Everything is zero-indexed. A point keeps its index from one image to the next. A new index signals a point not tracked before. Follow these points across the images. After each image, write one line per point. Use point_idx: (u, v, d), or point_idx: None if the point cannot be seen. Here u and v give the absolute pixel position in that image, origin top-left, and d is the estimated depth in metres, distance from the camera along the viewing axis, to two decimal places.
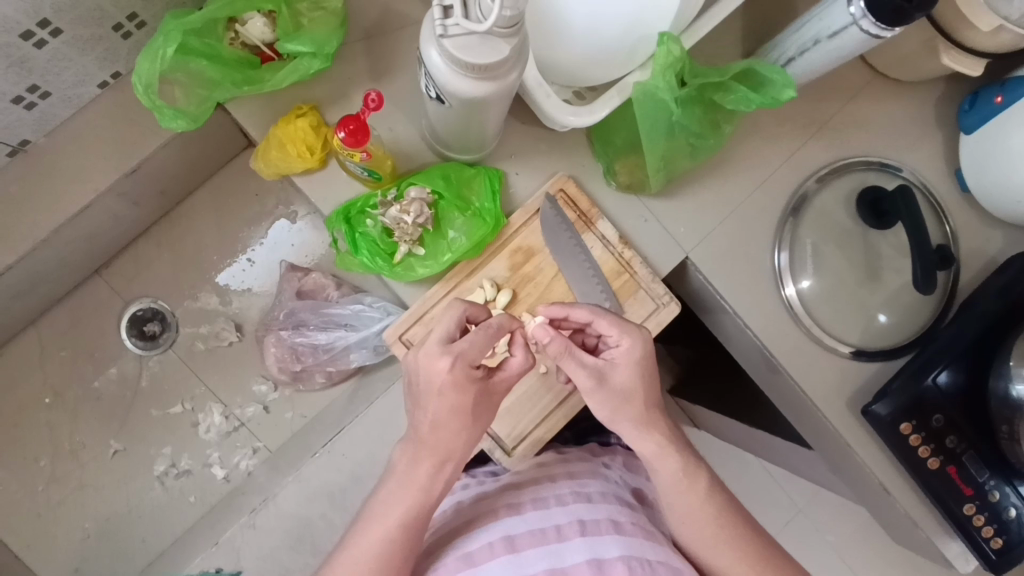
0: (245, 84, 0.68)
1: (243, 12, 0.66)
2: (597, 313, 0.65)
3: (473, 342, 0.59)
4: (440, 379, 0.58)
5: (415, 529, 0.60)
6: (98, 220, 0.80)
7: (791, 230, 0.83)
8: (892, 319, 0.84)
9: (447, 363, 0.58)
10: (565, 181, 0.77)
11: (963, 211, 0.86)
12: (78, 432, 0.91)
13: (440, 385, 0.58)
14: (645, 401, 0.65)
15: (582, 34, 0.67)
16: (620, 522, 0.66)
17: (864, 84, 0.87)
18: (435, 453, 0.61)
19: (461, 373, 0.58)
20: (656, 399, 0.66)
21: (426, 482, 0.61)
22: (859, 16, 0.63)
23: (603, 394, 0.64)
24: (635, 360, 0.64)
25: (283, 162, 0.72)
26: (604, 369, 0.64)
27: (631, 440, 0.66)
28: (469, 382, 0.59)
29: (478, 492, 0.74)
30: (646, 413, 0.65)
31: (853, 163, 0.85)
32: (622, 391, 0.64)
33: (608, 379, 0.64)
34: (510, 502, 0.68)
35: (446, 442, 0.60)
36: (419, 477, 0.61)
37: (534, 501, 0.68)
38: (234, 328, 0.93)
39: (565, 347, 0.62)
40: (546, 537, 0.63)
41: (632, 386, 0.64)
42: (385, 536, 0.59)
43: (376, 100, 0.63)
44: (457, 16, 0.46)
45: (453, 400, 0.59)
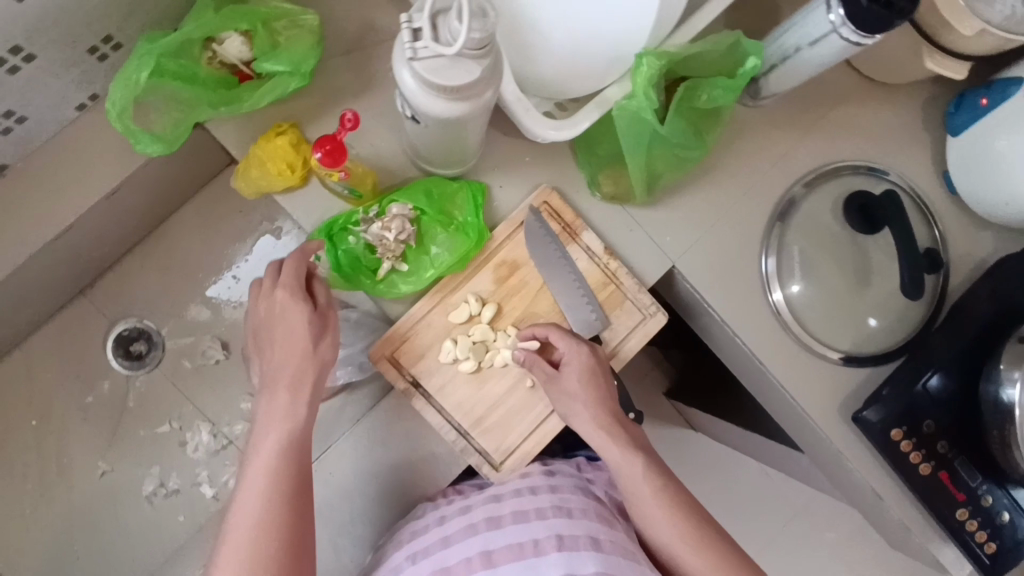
0: (223, 104, 0.67)
1: (220, 31, 0.65)
2: (548, 331, 0.72)
3: (287, 272, 0.67)
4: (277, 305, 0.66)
5: (294, 460, 0.62)
6: (80, 240, 0.79)
7: (778, 236, 0.83)
8: (882, 323, 0.83)
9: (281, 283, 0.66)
10: (548, 193, 0.77)
11: (952, 213, 0.86)
12: (66, 453, 0.90)
13: (278, 311, 0.65)
14: (600, 403, 0.71)
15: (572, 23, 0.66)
16: (600, 539, 0.68)
17: (850, 88, 0.86)
18: (288, 381, 0.64)
19: (294, 293, 0.66)
20: (612, 403, 0.72)
21: (292, 410, 0.63)
22: (838, 23, 0.63)
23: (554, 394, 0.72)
24: (582, 365, 0.71)
25: (262, 179, 0.71)
26: (558, 376, 0.72)
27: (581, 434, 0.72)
28: (298, 302, 0.66)
29: (461, 505, 0.73)
30: (599, 415, 0.70)
31: (840, 167, 0.84)
32: (574, 393, 0.71)
33: (559, 382, 0.72)
34: (490, 514, 0.71)
35: (294, 365, 0.65)
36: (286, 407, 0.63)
37: (513, 515, 0.71)
38: (220, 346, 0.92)
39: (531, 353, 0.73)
40: (523, 552, 0.68)
41: (581, 389, 0.71)
42: (272, 477, 0.61)
43: (351, 120, 0.63)
44: (426, 39, 0.45)
45: (296, 328, 0.65)
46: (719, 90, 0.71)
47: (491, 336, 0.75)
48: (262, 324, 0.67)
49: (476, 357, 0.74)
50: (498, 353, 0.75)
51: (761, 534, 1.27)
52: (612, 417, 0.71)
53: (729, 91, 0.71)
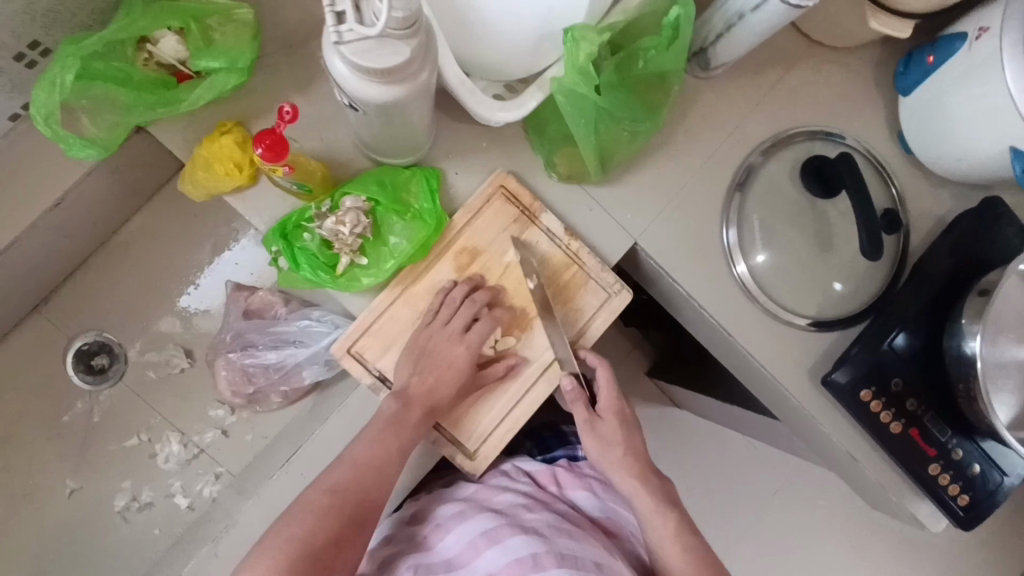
0: (160, 105, 0.65)
1: (153, 30, 0.63)
2: (597, 364, 0.76)
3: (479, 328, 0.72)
4: (453, 353, 0.72)
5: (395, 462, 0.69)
6: (27, 253, 0.77)
7: (738, 206, 0.83)
8: (847, 286, 0.84)
9: (470, 340, 0.72)
10: (504, 176, 0.76)
11: (909, 173, 0.87)
12: (33, 474, 0.87)
13: (446, 353, 0.72)
14: (635, 454, 0.75)
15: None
16: (601, 562, 0.70)
17: (800, 53, 0.86)
18: (423, 405, 0.71)
19: (471, 354, 0.72)
20: (644, 454, 0.76)
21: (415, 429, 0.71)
22: None
23: (592, 435, 0.75)
24: (617, 415, 0.76)
25: (210, 181, 0.69)
26: (596, 421, 0.75)
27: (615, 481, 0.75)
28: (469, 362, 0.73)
29: (462, 516, 0.76)
30: (629, 460, 0.75)
31: (795, 134, 0.84)
32: (609, 439, 0.75)
33: (596, 428, 0.75)
34: (490, 528, 0.73)
35: (435, 400, 0.71)
36: (404, 421, 0.70)
37: (511, 526, 0.73)
38: (184, 354, 0.89)
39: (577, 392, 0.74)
40: (522, 565, 0.69)
41: (614, 437, 0.75)
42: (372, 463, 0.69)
43: (290, 112, 0.59)
44: (350, 21, 0.43)
45: (453, 371, 0.72)
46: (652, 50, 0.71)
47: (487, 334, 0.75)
48: (424, 350, 0.72)
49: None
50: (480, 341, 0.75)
51: (752, 504, 1.28)
52: (645, 466, 0.75)
53: (662, 50, 0.70)
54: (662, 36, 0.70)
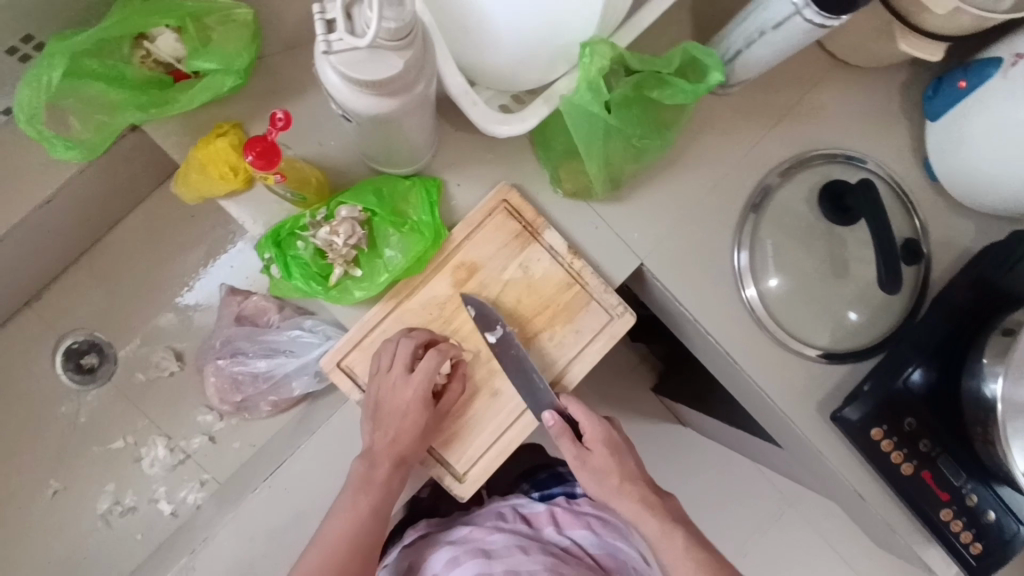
0: (154, 106, 0.63)
1: (149, 27, 0.61)
2: (570, 401, 0.71)
3: (421, 368, 0.67)
4: (403, 401, 0.68)
5: (369, 524, 0.70)
6: (16, 252, 0.74)
7: (750, 229, 0.79)
8: (863, 317, 0.80)
9: (414, 382, 0.67)
10: (508, 191, 0.73)
11: (932, 201, 0.83)
12: (15, 474, 0.84)
13: (399, 404, 0.68)
14: (633, 476, 0.72)
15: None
16: None
17: (822, 72, 0.82)
18: (386, 460, 0.70)
19: (422, 396, 0.67)
20: (642, 474, 0.73)
21: (381, 481, 0.70)
22: (801, 6, 0.59)
23: (585, 470, 0.72)
24: (607, 443, 0.72)
25: (203, 185, 0.67)
26: (585, 455, 0.72)
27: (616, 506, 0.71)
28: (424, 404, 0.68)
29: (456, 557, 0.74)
30: (626, 483, 0.71)
31: (814, 157, 0.81)
32: (601, 468, 0.72)
33: (587, 461, 0.72)
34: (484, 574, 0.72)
35: (399, 450, 0.69)
36: (371, 481, 0.70)
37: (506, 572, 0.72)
38: (174, 357, 0.86)
39: (562, 429, 0.70)
40: None
41: (607, 465, 0.72)
42: (347, 536, 0.69)
43: (283, 119, 0.57)
44: (340, 31, 0.41)
45: (409, 418, 0.68)
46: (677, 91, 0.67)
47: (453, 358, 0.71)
48: (379, 401, 0.69)
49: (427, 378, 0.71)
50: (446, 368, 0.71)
51: (755, 530, 1.24)
52: (645, 490, 0.72)
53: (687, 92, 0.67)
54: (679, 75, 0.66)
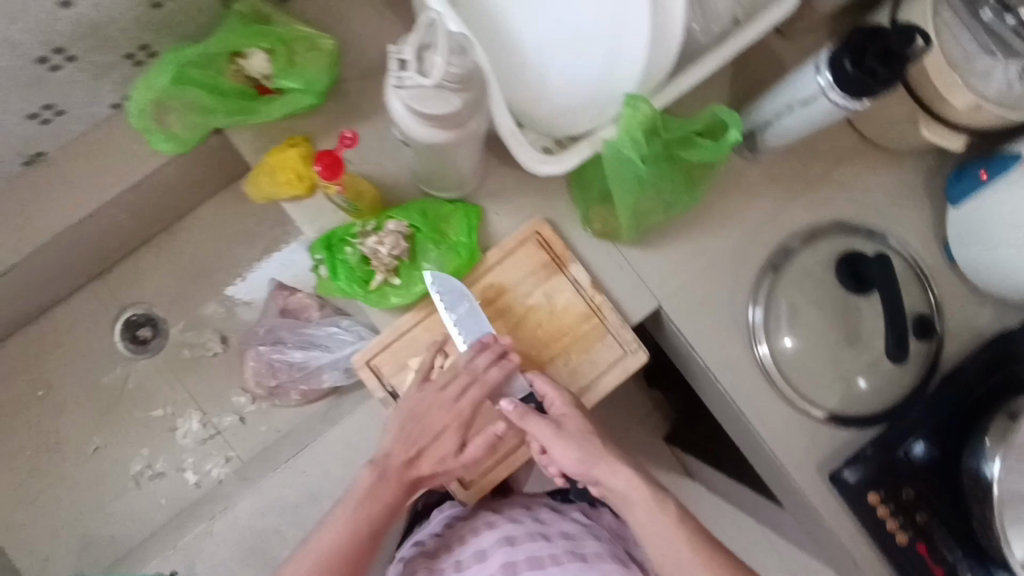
0: (239, 113, 0.72)
1: (245, 47, 0.70)
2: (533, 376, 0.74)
3: (466, 397, 0.73)
4: (438, 423, 0.73)
5: (369, 537, 0.73)
6: (100, 227, 0.82)
7: (768, 287, 0.83)
8: (871, 385, 0.82)
9: (455, 407, 0.73)
10: (541, 224, 0.79)
11: (950, 282, 0.86)
12: (63, 427, 0.91)
13: (431, 426, 0.73)
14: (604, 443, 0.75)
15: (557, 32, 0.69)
16: None
17: (852, 149, 0.87)
18: (402, 478, 0.74)
19: (459, 423, 0.74)
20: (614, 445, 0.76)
21: (390, 498, 0.74)
22: (826, 87, 0.64)
23: (564, 442, 0.72)
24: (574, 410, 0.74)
25: (273, 188, 0.75)
26: (560, 423, 0.73)
27: (602, 475, 0.73)
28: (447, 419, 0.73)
29: (476, 546, 0.77)
30: (607, 451, 0.74)
31: (835, 227, 0.85)
32: (579, 436, 0.73)
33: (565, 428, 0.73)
34: (505, 561, 0.75)
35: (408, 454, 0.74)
36: (379, 496, 0.73)
37: (529, 561, 0.75)
38: (219, 340, 0.93)
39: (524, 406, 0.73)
40: None
41: (585, 434, 0.73)
42: (349, 540, 0.71)
43: (349, 138, 0.66)
44: (411, 71, 0.48)
45: (426, 425, 0.73)
46: (704, 149, 0.72)
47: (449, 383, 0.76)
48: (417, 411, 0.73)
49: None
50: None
51: None
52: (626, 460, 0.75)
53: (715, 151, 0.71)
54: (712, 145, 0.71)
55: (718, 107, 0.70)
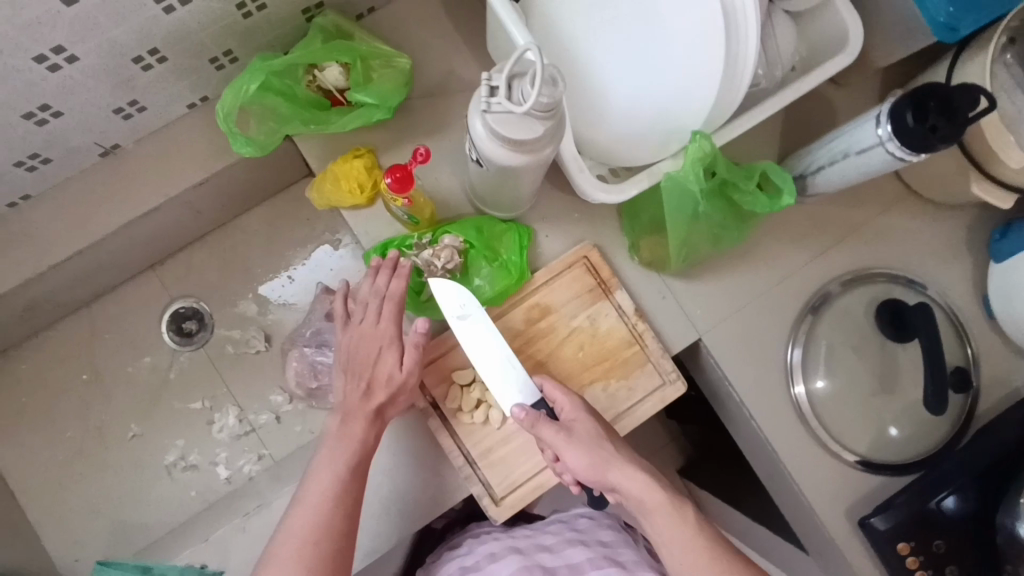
0: (312, 122, 0.74)
1: (323, 60, 0.73)
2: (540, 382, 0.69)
3: (387, 314, 0.71)
4: (375, 348, 0.70)
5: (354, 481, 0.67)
6: (162, 222, 0.85)
7: (807, 329, 0.84)
8: (903, 433, 0.83)
9: (382, 327, 0.71)
10: (589, 249, 0.81)
11: (989, 337, 0.86)
12: (105, 412, 0.93)
13: (367, 355, 0.70)
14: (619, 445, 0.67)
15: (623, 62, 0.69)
16: None
17: (896, 199, 0.89)
18: (364, 412, 0.69)
19: (394, 341, 0.70)
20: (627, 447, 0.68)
21: (360, 436, 0.68)
22: (885, 138, 0.66)
23: (576, 447, 0.65)
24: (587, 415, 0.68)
25: (335, 197, 0.77)
26: (572, 426, 0.67)
27: (616, 478, 0.65)
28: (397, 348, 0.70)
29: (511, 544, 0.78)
30: (621, 451, 0.66)
31: (877, 274, 0.86)
32: (590, 439, 0.66)
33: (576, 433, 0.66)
34: (543, 561, 0.75)
35: (366, 393, 0.70)
36: (349, 435, 0.68)
37: (568, 566, 0.76)
38: (263, 338, 0.95)
39: (536, 415, 0.66)
40: None
41: (596, 436, 0.66)
42: (330, 491, 0.65)
43: (423, 155, 0.67)
44: (501, 96, 0.50)
45: (376, 360, 0.70)
46: (755, 202, 0.73)
47: (490, 396, 0.78)
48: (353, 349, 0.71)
49: (468, 408, 0.78)
50: (495, 413, 0.77)
51: None
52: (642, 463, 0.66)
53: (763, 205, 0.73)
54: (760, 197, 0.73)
55: (770, 167, 0.74)
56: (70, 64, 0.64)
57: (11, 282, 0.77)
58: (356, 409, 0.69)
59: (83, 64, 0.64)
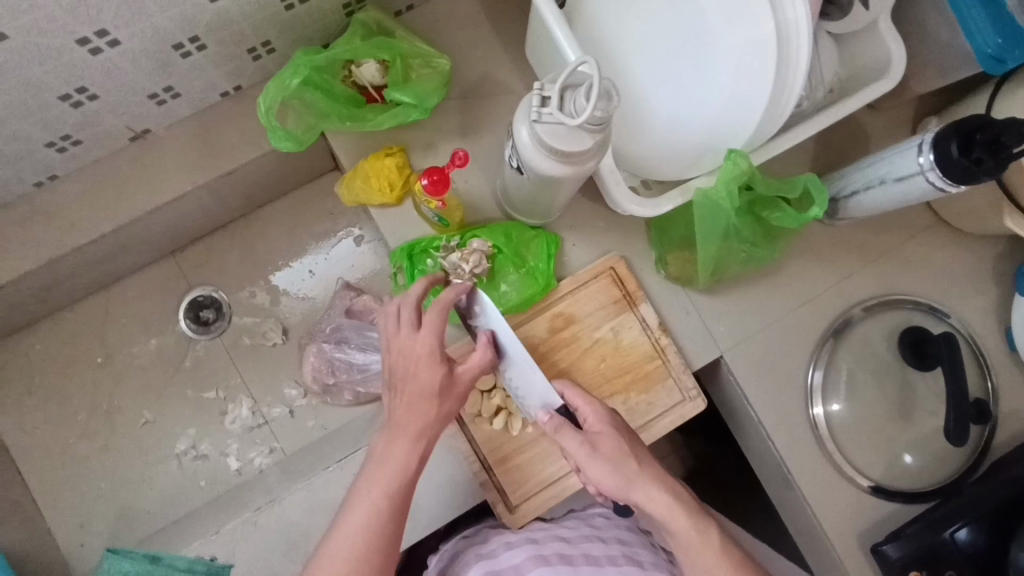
0: (349, 119, 0.74)
1: (362, 56, 0.72)
2: (564, 388, 0.67)
3: (432, 323, 0.62)
4: (414, 359, 0.62)
5: (397, 515, 0.59)
6: (187, 210, 0.84)
7: (829, 352, 0.84)
8: (918, 462, 0.82)
9: (422, 338, 0.62)
10: (615, 261, 0.81)
11: (1010, 370, 0.85)
12: (118, 396, 0.93)
13: (406, 366, 0.62)
14: (644, 460, 0.64)
15: (667, 79, 0.68)
16: None
17: (924, 226, 0.88)
18: (407, 433, 0.61)
19: (435, 352, 0.62)
20: (652, 458, 0.66)
21: (404, 461, 0.60)
22: (927, 167, 0.65)
23: (599, 463, 0.63)
24: (611, 425, 0.65)
25: (365, 193, 0.77)
26: (595, 439, 0.64)
27: (639, 497, 0.63)
28: (437, 364, 0.62)
29: (528, 535, 0.75)
30: (645, 470, 0.63)
31: (901, 300, 0.85)
32: (614, 456, 0.63)
33: (599, 447, 0.64)
34: (562, 551, 0.73)
35: (411, 417, 0.61)
36: (389, 458, 0.61)
37: (585, 557, 0.73)
38: (280, 330, 0.94)
39: (559, 420, 0.65)
40: None
41: (621, 451, 0.63)
42: (372, 527, 0.58)
43: (462, 158, 0.67)
44: (552, 108, 0.50)
45: (419, 377, 0.62)
46: (786, 216, 0.72)
47: (510, 403, 0.78)
48: (393, 365, 0.63)
49: (487, 414, 0.77)
50: (515, 421, 0.77)
51: None
52: (668, 480, 0.64)
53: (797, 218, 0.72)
54: (791, 211, 0.72)
55: (809, 180, 0.71)
56: (111, 48, 0.63)
57: (32, 262, 0.76)
58: (398, 429, 0.61)
59: (124, 48, 0.64)
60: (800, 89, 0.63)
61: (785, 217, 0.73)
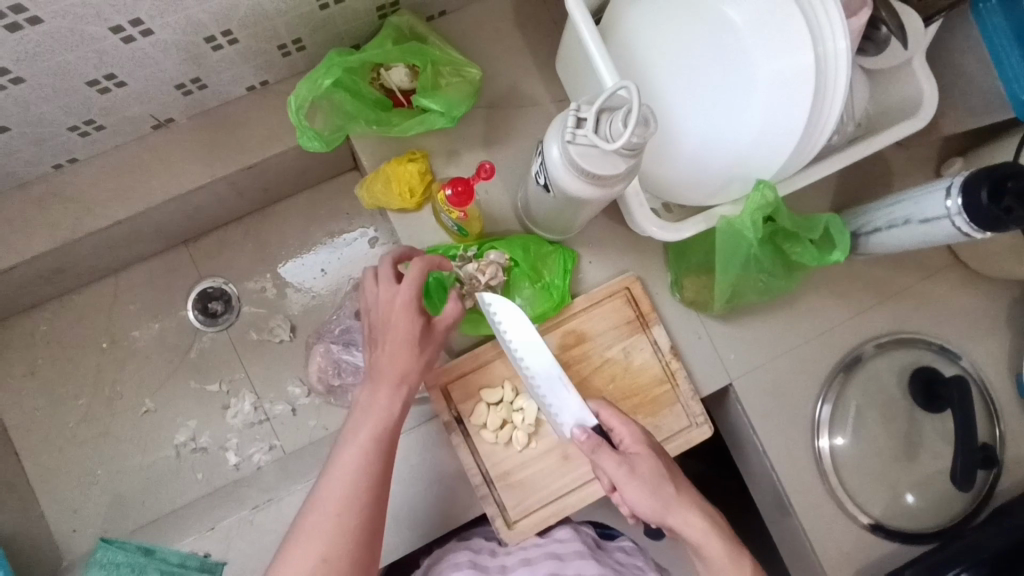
0: (375, 123, 0.74)
1: (393, 60, 0.72)
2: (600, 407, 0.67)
3: (410, 276, 0.63)
4: (391, 312, 0.63)
5: (382, 456, 0.61)
6: (204, 201, 0.83)
7: (839, 387, 0.83)
8: (921, 502, 0.81)
9: (401, 290, 0.63)
10: (631, 281, 0.80)
11: (1019, 417, 0.85)
12: (120, 382, 0.92)
13: (384, 319, 0.63)
14: (679, 481, 0.65)
15: (703, 100, 0.67)
16: None
17: (941, 267, 0.88)
18: (386, 381, 0.63)
19: (412, 304, 0.63)
20: (684, 479, 0.66)
21: (382, 407, 0.62)
22: (954, 211, 0.65)
23: (638, 485, 0.63)
24: (648, 446, 0.65)
25: (384, 197, 0.76)
26: (631, 460, 0.64)
27: (675, 521, 0.63)
28: (415, 317, 0.63)
29: (522, 554, 0.76)
30: (682, 493, 0.64)
31: (914, 339, 0.85)
32: (651, 478, 0.63)
33: (636, 468, 0.64)
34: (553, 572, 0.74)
35: (391, 369, 0.63)
36: (369, 407, 0.62)
37: None
38: (288, 328, 0.93)
39: (599, 441, 0.64)
40: None
41: (658, 473, 0.64)
42: (356, 470, 0.59)
43: (488, 170, 0.66)
44: (588, 130, 0.50)
45: (398, 330, 0.63)
46: (807, 254, 0.73)
47: (516, 417, 0.77)
48: (374, 323, 0.65)
49: (492, 426, 0.77)
50: (520, 435, 0.77)
51: None
52: (703, 504, 0.64)
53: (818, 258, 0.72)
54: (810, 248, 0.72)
55: (832, 220, 0.71)
56: (144, 37, 0.62)
57: (45, 244, 0.76)
58: (378, 378, 0.62)
59: (157, 37, 0.63)
60: (837, 118, 0.64)
61: (807, 251, 0.73)
